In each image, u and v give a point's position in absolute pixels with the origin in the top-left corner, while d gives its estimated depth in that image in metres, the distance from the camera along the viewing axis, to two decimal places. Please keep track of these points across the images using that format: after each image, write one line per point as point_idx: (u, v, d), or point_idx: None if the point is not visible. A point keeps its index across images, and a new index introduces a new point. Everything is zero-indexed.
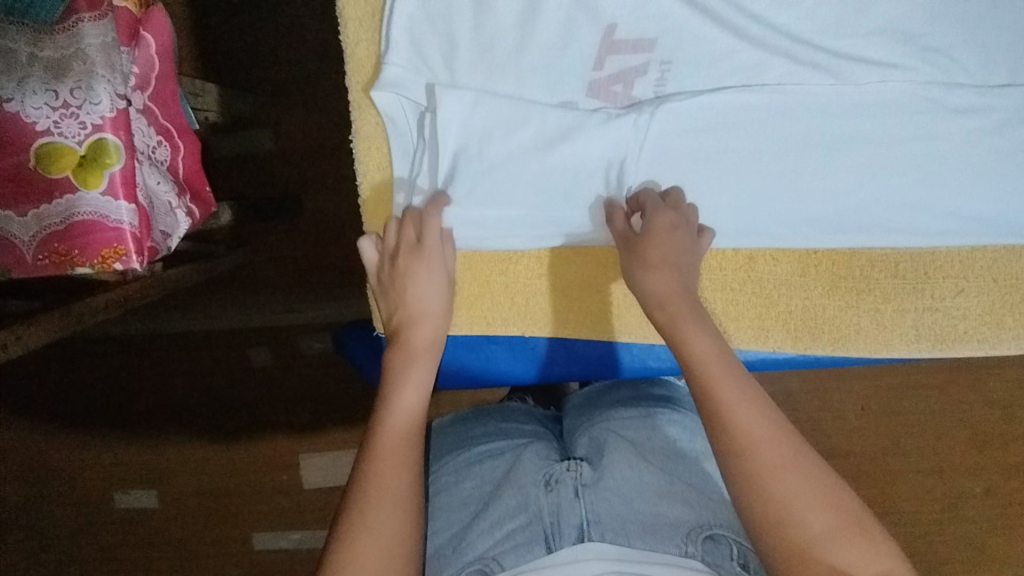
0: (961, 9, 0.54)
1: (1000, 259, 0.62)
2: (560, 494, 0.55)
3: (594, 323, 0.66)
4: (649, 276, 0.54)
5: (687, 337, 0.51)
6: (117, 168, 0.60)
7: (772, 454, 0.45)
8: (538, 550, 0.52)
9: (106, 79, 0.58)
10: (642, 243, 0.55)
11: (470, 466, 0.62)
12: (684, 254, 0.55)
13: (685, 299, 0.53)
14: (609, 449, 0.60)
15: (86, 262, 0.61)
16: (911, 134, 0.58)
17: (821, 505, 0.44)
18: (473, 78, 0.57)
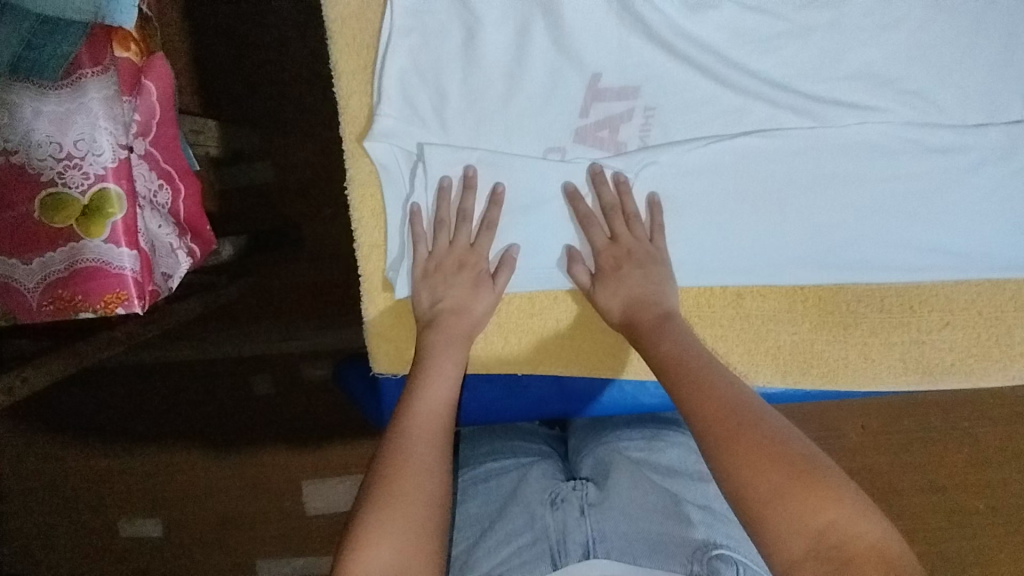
0: (937, 51, 0.52)
1: (985, 292, 0.57)
2: (567, 512, 0.52)
3: (586, 361, 0.59)
4: (615, 309, 0.54)
5: (658, 350, 0.49)
6: (119, 217, 0.60)
7: (727, 418, 0.43)
8: (543, 568, 0.48)
9: (108, 131, 0.59)
10: (602, 288, 0.54)
11: (476, 486, 0.60)
12: (653, 289, 0.53)
13: (652, 321, 0.52)
14: (615, 467, 0.57)
15: (87, 308, 0.61)
16: (894, 173, 0.55)
17: (767, 460, 0.40)
18: (463, 129, 0.55)
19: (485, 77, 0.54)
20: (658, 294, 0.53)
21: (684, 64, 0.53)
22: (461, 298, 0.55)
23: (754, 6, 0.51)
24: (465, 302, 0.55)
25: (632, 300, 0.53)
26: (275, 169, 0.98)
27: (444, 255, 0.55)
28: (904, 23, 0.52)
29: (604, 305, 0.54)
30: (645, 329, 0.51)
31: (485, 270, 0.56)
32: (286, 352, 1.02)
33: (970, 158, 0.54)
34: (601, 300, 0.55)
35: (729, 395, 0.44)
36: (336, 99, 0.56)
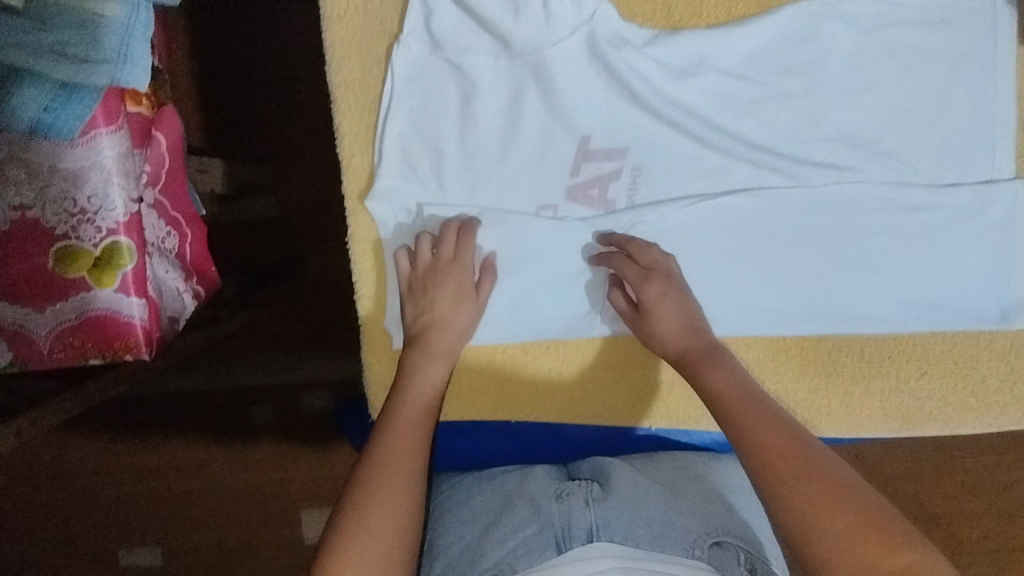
0: (909, 116, 0.55)
1: (960, 342, 0.59)
2: (571, 502, 0.55)
3: (622, 409, 0.61)
4: (662, 342, 0.55)
5: (710, 383, 0.51)
6: (130, 268, 0.63)
7: (789, 469, 0.46)
8: (550, 554, 0.52)
9: (120, 186, 0.62)
10: (645, 321, 0.55)
11: (481, 482, 0.60)
12: (684, 305, 0.55)
13: (704, 352, 0.53)
14: (617, 465, 0.59)
15: (96, 355, 0.64)
16: (872, 229, 0.57)
17: (836, 508, 0.44)
18: (461, 187, 0.57)
19: (480, 140, 0.57)
20: (689, 317, 0.55)
21: (671, 128, 0.56)
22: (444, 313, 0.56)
23: (736, 75, 0.55)
24: (449, 314, 0.56)
25: (676, 330, 0.54)
26: (278, 204, 0.99)
27: (427, 266, 0.56)
28: (879, 91, 0.55)
29: (654, 339, 0.55)
30: (698, 362, 0.53)
31: (470, 280, 0.57)
32: (286, 384, 1.04)
33: (943, 215, 0.57)
34: (648, 331, 0.55)
35: (783, 445, 0.47)
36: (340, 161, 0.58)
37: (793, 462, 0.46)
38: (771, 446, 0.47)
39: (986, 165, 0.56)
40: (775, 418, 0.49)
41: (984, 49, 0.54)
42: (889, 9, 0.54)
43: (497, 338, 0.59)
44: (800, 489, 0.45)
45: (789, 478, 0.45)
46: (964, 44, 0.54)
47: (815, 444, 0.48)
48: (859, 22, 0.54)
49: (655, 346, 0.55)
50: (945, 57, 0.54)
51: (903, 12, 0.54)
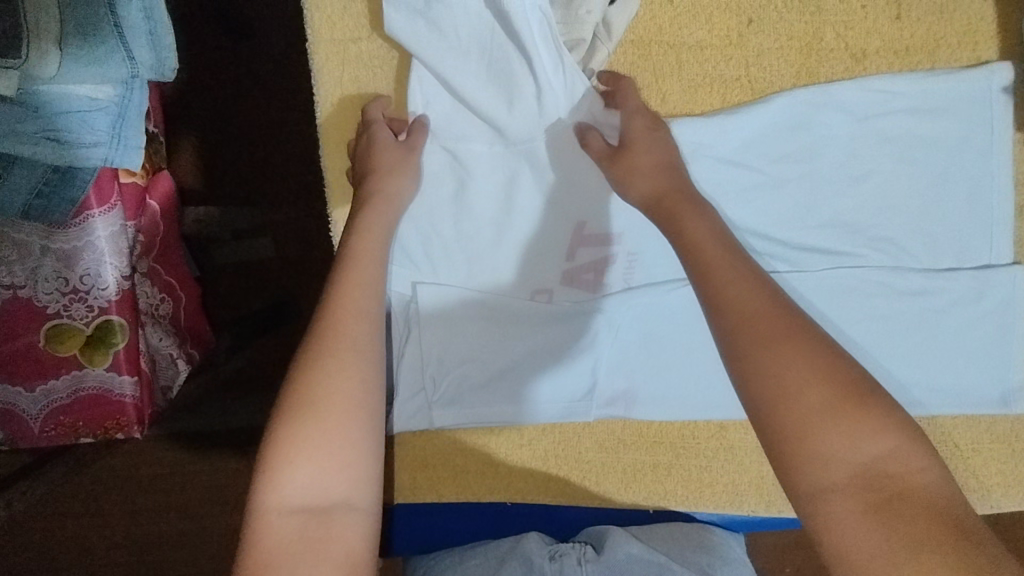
0: (903, 203, 0.55)
1: (959, 425, 0.59)
2: (564, 562, 0.56)
3: (621, 490, 0.60)
4: (639, 182, 0.50)
5: (688, 231, 0.47)
6: (122, 346, 0.62)
7: (770, 328, 0.41)
8: None
9: (113, 265, 0.62)
10: (621, 156, 0.51)
11: (473, 548, 0.60)
12: (666, 150, 0.51)
13: (680, 197, 0.49)
14: (612, 529, 0.59)
15: (89, 433, 0.64)
16: (870, 313, 0.57)
17: (820, 379, 0.39)
18: (456, 274, 0.57)
19: (474, 221, 0.57)
20: (673, 162, 0.51)
21: None
22: (372, 167, 0.53)
23: (731, 161, 0.55)
24: (377, 165, 0.53)
25: (655, 166, 0.50)
26: (274, 245, 0.96)
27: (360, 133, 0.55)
28: (873, 177, 0.55)
29: (627, 179, 0.50)
30: (676, 204, 0.49)
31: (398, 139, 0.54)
32: None
33: (942, 300, 0.56)
34: (624, 165, 0.51)
35: (762, 305, 0.42)
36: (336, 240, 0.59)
37: (773, 321, 0.41)
38: (750, 304, 0.42)
39: (985, 249, 0.56)
40: (751, 273, 0.44)
41: (979, 137, 0.54)
42: (882, 98, 0.54)
43: (491, 420, 0.58)
44: (777, 351, 0.40)
45: (771, 339, 0.41)
46: (958, 132, 0.54)
47: (797, 313, 0.43)
48: (851, 111, 0.54)
49: (630, 191, 0.51)
50: (939, 144, 0.55)
51: (896, 102, 0.54)
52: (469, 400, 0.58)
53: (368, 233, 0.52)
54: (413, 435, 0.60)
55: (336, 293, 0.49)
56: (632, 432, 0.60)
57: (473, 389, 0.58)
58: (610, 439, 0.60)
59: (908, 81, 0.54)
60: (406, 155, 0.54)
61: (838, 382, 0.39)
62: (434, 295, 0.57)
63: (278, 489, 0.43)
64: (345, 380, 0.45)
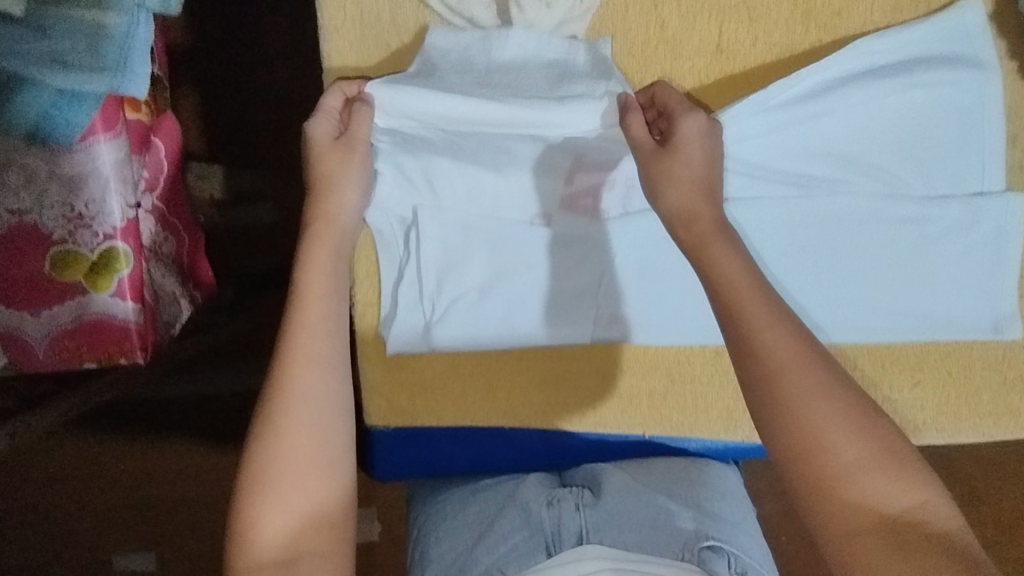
0: (899, 131, 0.56)
1: (952, 353, 0.59)
2: (563, 508, 0.56)
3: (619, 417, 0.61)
4: (674, 188, 0.50)
5: (715, 264, 0.48)
6: (126, 273, 0.63)
7: (804, 381, 0.45)
8: (539, 557, 0.53)
9: (119, 192, 0.63)
10: (667, 156, 0.50)
11: (470, 493, 0.60)
12: (705, 157, 0.51)
13: (713, 220, 0.50)
14: (606, 472, 0.60)
15: (93, 358, 0.65)
16: (865, 240, 0.57)
17: (855, 435, 0.44)
18: (457, 202, 0.57)
19: (472, 159, 0.56)
20: (709, 176, 0.51)
21: None
22: (323, 181, 0.53)
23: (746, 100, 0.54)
24: (330, 181, 0.53)
25: (694, 180, 0.50)
26: (276, 208, 0.99)
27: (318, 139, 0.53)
28: (877, 109, 0.56)
29: (660, 187, 0.50)
30: (705, 224, 0.50)
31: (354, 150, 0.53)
32: None
33: (936, 228, 0.57)
34: (666, 166, 0.50)
35: (795, 354, 0.45)
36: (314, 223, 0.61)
37: (806, 375, 0.45)
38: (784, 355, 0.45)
39: (977, 177, 0.57)
40: (788, 321, 0.47)
41: (966, 80, 0.55)
42: (869, 60, 0.55)
43: (490, 346, 0.59)
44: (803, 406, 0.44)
45: (805, 393, 0.44)
46: (947, 75, 0.55)
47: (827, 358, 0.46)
48: (842, 73, 0.55)
49: (660, 200, 0.51)
50: (942, 79, 0.55)
51: (881, 59, 0.55)
52: (468, 326, 0.59)
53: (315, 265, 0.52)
54: (411, 359, 0.61)
55: (288, 334, 0.49)
56: (626, 357, 0.61)
57: (473, 313, 0.59)
58: (611, 369, 0.61)
59: (892, 38, 0.55)
60: (362, 174, 0.54)
61: (869, 438, 0.44)
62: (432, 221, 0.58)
63: (256, 545, 0.45)
64: (305, 416, 0.48)
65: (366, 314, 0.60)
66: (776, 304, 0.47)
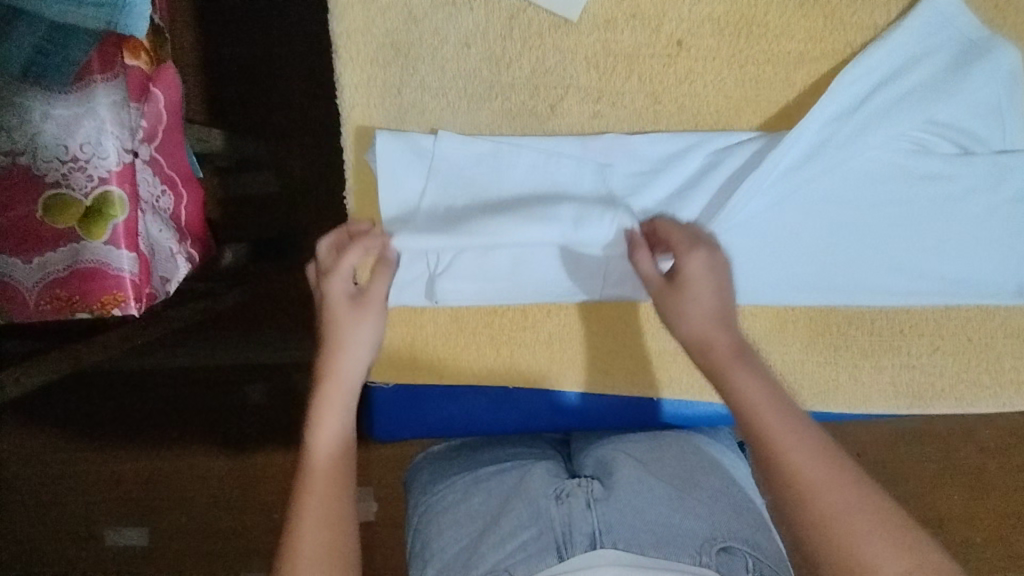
0: (931, 86, 0.53)
1: (973, 319, 0.58)
2: (572, 504, 0.54)
3: (628, 379, 0.60)
4: (688, 325, 0.50)
5: (740, 390, 0.47)
6: (121, 219, 0.61)
7: (839, 499, 0.43)
8: (549, 559, 0.51)
9: (114, 135, 0.61)
10: (679, 295, 0.50)
11: (476, 484, 0.59)
12: (716, 295, 0.50)
13: (730, 350, 0.49)
14: (618, 464, 0.58)
15: (85, 308, 0.62)
16: (884, 197, 0.55)
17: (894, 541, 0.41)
18: (469, 151, 0.54)
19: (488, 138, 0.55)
20: (723, 305, 0.50)
21: (678, 85, 0.55)
22: (333, 337, 0.52)
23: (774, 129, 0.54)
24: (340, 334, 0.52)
25: (705, 314, 0.49)
26: (276, 179, 0.99)
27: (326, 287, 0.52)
28: (914, 72, 0.53)
29: (677, 318, 0.50)
30: (721, 353, 0.49)
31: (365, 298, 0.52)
32: (281, 364, 1.03)
33: (959, 186, 0.55)
34: (679, 306, 0.50)
35: (825, 471, 0.44)
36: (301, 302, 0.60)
37: (836, 492, 0.43)
38: (813, 471, 0.44)
39: (1001, 135, 0.55)
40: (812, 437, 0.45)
41: (976, 67, 0.53)
42: (908, 31, 0.53)
43: (494, 300, 0.57)
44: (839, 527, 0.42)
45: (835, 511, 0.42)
46: (952, 63, 0.53)
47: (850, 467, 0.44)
48: (845, 102, 0.53)
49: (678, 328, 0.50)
50: (975, 47, 0.53)
51: (880, 73, 0.53)
52: (476, 283, 0.56)
53: (331, 391, 0.51)
54: (414, 312, 0.58)
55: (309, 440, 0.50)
56: (635, 316, 0.59)
57: (476, 283, 0.56)
58: (622, 329, 0.59)
59: (890, 48, 0.53)
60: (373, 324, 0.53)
61: (914, 549, 0.41)
62: (439, 170, 0.54)
63: None
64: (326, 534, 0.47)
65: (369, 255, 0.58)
66: (800, 416, 0.46)
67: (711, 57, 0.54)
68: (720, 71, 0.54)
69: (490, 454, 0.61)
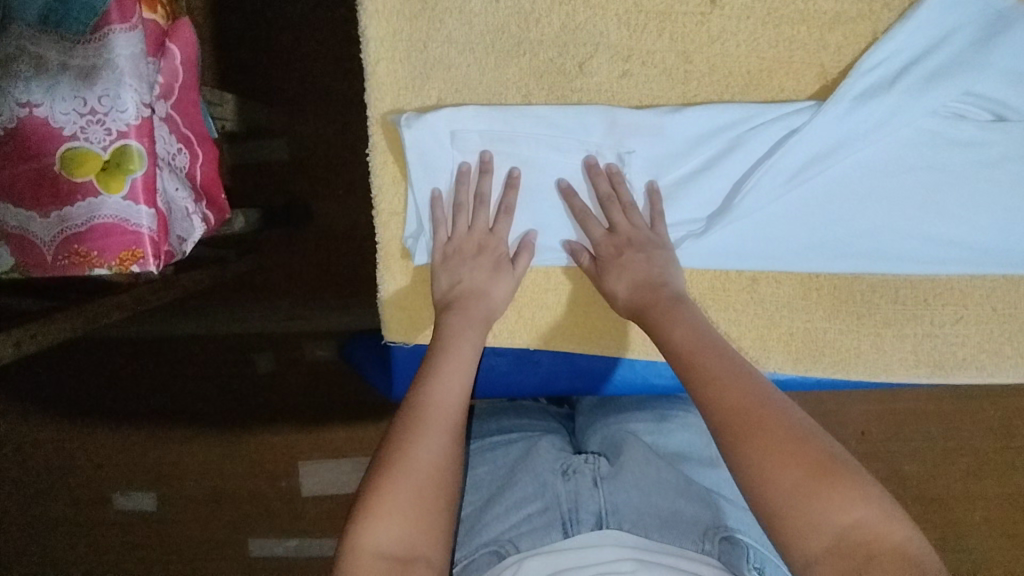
0: (980, 52, 0.51)
1: (998, 289, 0.58)
2: (580, 482, 0.55)
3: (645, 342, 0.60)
4: (623, 297, 0.54)
5: (672, 339, 0.49)
6: (139, 174, 0.60)
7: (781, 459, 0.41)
8: (553, 533, 0.51)
9: (133, 88, 0.59)
10: (603, 271, 0.54)
11: (484, 455, 0.63)
12: (656, 271, 0.53)
13: (659, 306, 0.52)
14: (627, 447, 0.60)
15: (102, 264, 0.61)
16: (914, 164, 0.55)
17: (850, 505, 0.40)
18: (494, 122, 0.54)
19: (514, 109, 0.54)
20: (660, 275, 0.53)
21: (710, 45, 0.54)
22: (473, 285, 0.54)
23: (806, 107, 0.53)
24: (470, 282, 0.54)
25: (640, 287, 0.53)
26: (288, 147, 0.98)
27: (460, 238, 0.54)
28: (952, 39, 0.52)
29: (611, 290, 0.54)
30: (656, 314, 0.51)
31: (506, 253, 0.55)
32: (293, 332, 1.03)
33: (989, 154, 0.54)
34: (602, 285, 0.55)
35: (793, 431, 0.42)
36: (379, 299, 0.59)
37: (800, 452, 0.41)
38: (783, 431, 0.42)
39: None
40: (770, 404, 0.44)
41: (1005, 41, 0.51)
42: None
43: None
44: (784, 468, 0.41)
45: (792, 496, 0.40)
46: (986, 32, 0.51)
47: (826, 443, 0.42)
48: (881, 75, 0.52)
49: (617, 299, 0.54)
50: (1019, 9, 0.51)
51: (905, 54, 0.52)
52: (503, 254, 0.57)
53: (473, 321, 0.52)
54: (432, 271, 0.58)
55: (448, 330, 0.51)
56: None
57: None
58: None
59: (911, 29, 0.52)
60: (508, 281, 0.55)
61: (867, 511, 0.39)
62: (467, 143, 0.54)
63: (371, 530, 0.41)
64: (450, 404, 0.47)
65: (390, 207, 0.57)
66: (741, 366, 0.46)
67: (744, 16, 0.53)
68: (753, 31, 0.53)
69: (497, 426, 0.68)
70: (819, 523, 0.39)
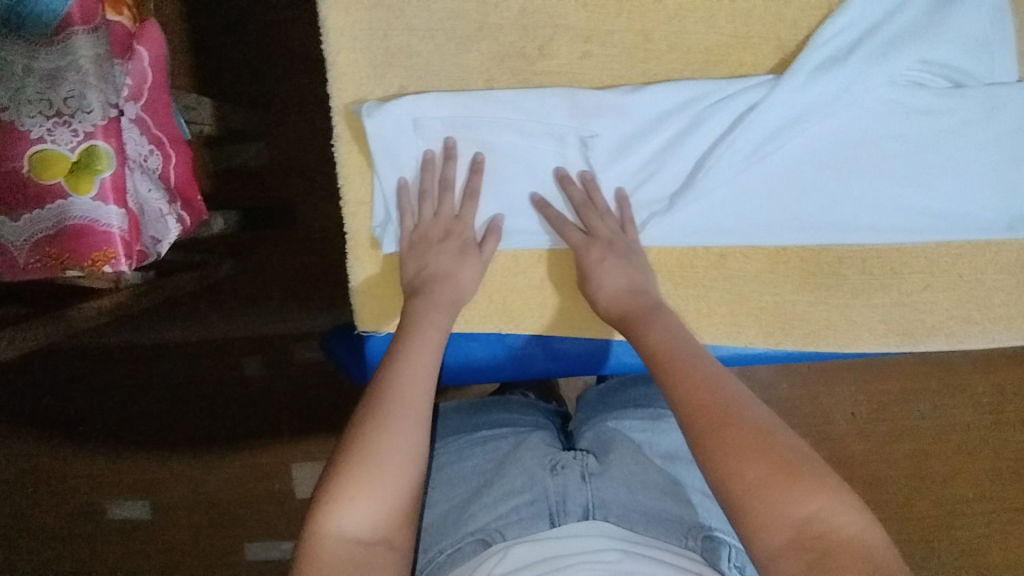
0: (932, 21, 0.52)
1: (964, 255, 0.58)
2: (568, 477, 0.55)
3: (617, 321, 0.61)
4: (606, 302, 0.54)
5: (648, 339, 0.49)
6: (108, 174, 0.60)
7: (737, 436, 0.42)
8: (541, 525, 0.52)
9: (98, 89, 0.59)
10: (586, 277, 0.55)
11: (471, 446, 0.62)
12: (635, 278, 0.54)
13: (643, 308, 0.52)
14: (616, 445, 0.60)
15: (76, 266, 0.61)
16: (876, 135, 0.55)
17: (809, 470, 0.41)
18: (455, 107, 0.54)
19: (475, 95, 0.54)
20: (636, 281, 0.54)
21: (668, 22, 0.54)
22: (441, 269, 0.54)
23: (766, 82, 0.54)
24: (438, 269, 0.54)
25: (620, 293, 0.53)
26: (266, 148, 0.98)
27: (426, 225, 0.55)
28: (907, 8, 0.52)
29: (593, 296, 0.54)
30: (636, 317, 0.52)
31: (473, 239, 0.55)
32: (278, 333, 1.03)
33: (951, 121, 0.54)
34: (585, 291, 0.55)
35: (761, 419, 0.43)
36: (350, 289, 0.59)
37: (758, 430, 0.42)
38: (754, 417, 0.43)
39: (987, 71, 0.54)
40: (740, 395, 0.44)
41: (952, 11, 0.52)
42: None
43: None
44: (750, 450, 0.41)
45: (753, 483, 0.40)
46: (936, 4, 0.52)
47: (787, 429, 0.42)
48: (838, 48, 0.53)
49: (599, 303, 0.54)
50: None
51: (860, 26, 0.53)
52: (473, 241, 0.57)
53: (440, 304, 0.53)
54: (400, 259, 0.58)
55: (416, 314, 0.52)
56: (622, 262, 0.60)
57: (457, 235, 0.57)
58: None
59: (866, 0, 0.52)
60: (476, 266, 0.55)
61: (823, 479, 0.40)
62: (429, 131, 0.54)
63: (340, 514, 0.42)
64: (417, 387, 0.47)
65: (356, 197, 0.57)
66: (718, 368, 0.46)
67: None
68: (711, 8, 0.54)
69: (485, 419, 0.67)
70: (779, 484, 0.40)
